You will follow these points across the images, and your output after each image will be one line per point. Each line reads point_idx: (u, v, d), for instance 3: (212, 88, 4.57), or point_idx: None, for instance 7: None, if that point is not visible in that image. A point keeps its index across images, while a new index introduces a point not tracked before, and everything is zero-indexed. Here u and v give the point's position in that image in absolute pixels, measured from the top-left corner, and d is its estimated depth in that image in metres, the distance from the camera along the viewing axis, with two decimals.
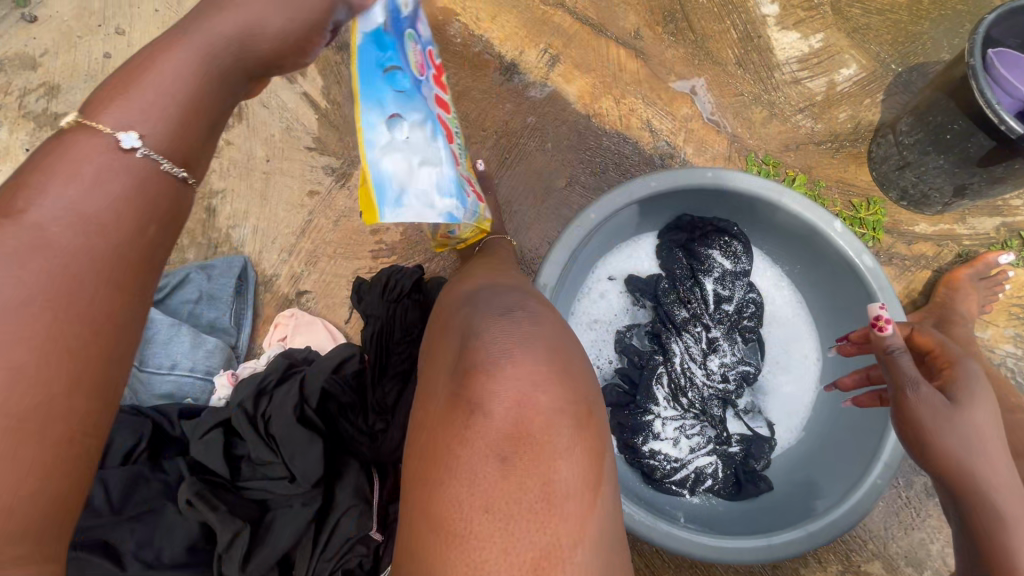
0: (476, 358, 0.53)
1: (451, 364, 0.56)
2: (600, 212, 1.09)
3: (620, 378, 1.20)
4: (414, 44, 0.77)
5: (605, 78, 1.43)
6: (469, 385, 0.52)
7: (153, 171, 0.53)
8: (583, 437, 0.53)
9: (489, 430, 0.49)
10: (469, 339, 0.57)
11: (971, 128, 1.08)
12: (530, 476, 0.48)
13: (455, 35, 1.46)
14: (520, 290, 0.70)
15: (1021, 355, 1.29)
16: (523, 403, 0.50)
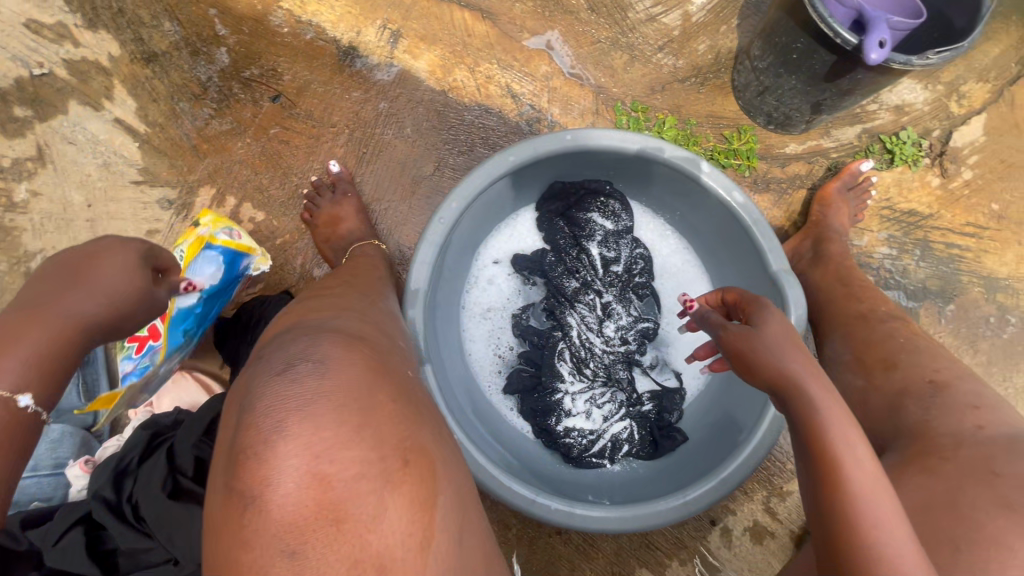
0: (247, 437, 0.42)
1: (227, 447, 0.44)
2: (462, 199, 1.01)
3: (524, 362, 1.17)
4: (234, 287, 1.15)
5: (454, 48, 1.32)
6: (240, 475, 0.40)
7: (20, 419, 0.63)
8: (401, 486, 0.43)
9: (271, 525, 0.39)
10: (242, 411, 0.44)
11: (812, 45, 1.07)
12: (329, 559, 0.39)
13: (281, 25, 1.30)
14: (343, 316, 0.60)
15: (897, 254, 1.35)
16: (310, 476, 0.40)
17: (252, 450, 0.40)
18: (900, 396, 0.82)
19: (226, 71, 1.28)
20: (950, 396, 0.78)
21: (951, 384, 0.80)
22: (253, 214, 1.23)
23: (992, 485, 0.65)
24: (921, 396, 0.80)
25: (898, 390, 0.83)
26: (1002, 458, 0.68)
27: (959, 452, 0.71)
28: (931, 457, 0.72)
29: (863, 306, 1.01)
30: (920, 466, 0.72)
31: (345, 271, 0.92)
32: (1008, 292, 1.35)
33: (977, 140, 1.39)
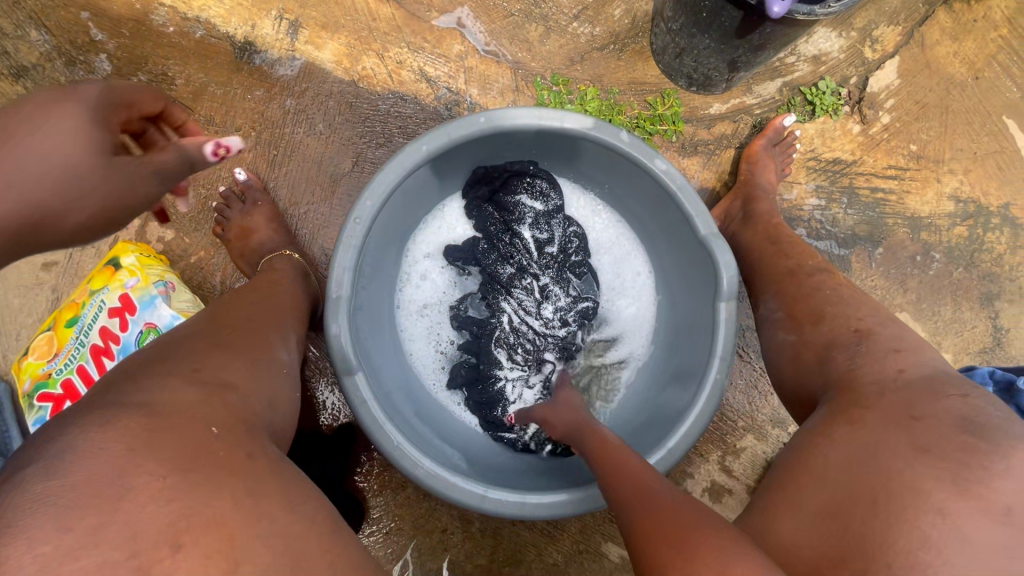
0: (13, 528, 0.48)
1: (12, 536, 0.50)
2: (376, 195, 0.95)
3: (467, 355, 1.15)
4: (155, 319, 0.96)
5: (359, 34, 1.25)
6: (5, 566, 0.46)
7: None
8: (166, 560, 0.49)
9: None
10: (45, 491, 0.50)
11: (719, 2, 1.05)
12: None
13: (166, 25, 1.20)
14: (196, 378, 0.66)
15: (826, 205, 1.37)
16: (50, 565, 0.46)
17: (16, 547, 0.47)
18: (828, 347, 0.81)
19: (110, 80, 1.18)
20: (873, 343, 0.76)
21: (875, 331, 0.79)
22: (161, 232, 1.14)
23: (910, 429, 0.61)
24: (847, 346, 0.79)
25: (826, 343, 0.82)
26: (923, 402, 0.64)
27: (883, 399, 0.67)
28: (857, 408, 0.68)
29: (790, 264, 1.02)
30: (845, 418, 0.68)
31: (237, 299, 0.87)
32: (932, 229, 1.39)
33: (892, 83, 1.42)
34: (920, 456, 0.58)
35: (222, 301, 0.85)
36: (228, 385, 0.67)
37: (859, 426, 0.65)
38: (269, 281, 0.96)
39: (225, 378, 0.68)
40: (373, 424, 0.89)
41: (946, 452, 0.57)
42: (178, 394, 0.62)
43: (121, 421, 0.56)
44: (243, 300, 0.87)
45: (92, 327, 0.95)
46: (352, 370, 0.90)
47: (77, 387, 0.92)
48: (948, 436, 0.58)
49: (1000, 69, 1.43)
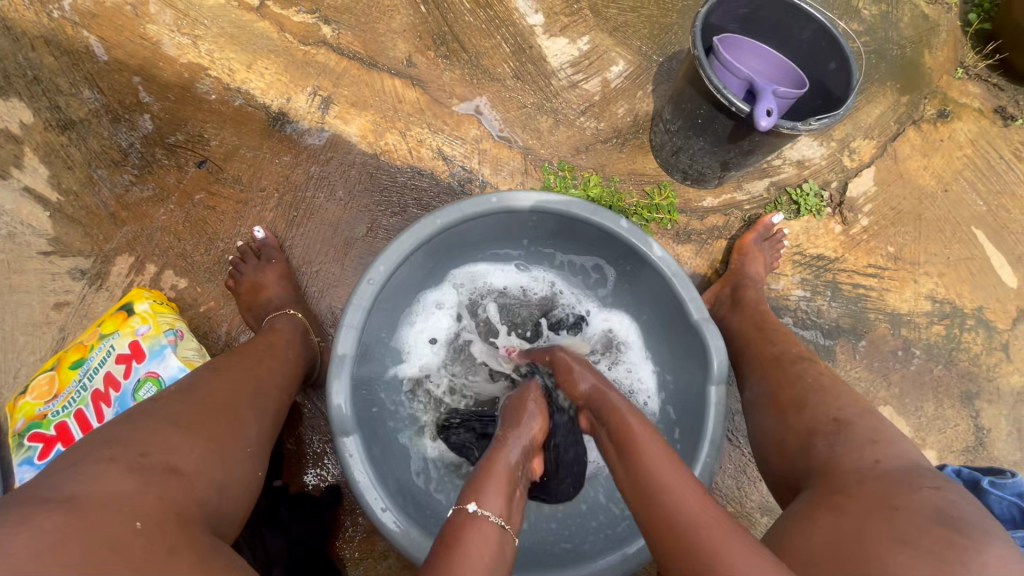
0: (168, 457, 0.62)
1: (137, 441, 0.62)
2: (388, 264, 1.00)
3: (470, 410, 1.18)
4: (160, 375, 0.95)
5: (384, 113, 1.36)
6: (159, 469, 0.60)
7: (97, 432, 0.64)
8: (215, 455, 0.66)
9: (162, 478, 0.59)
10: (148, 447, 0.62)
11: (713, 112, 1.17)
12: (166, 480, 0.59)
13: (209, 93, 1.30)
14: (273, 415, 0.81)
15: (811, 296, 1.46)
16: (186, 478, 0.61)
17: (177, 471, 0.61)
18: (809, 435, 0.82)
19: (150, 137, 1.26)
20: (852, 433, 0.78)
21: (852, 421, 0.80)
22: (175, 280, 1.19)
23: (892, 519, 0.61)
24: (826, 434, 0.80)
25: (807, 430, 0.83)
26: (902, 493, 0.64)
27: (862, 486, 0.67)
28: (837, 494, 0.68)
29: (776, 349, 1.04)
30: (827, 506, 0.67)
31: (226, 362, 0.85)
32: (911, 326, 1.47)
33: (869, 190, 1.54)
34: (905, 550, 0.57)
35: (221, 361, 0.85)
36: (175, 470, 0.61)
37: (844, 514, 0.65)
38: (264, 346, 0.95)
39: (174, 462, 0.62)
40: (363, 487, 0.90)
41: (926, 546, 0.57)
42: (114, 484, 0.56)
43: (39, 513, 0.50)
44: (235, 363, 0.85)
45: (98, 371, 0.95)
46: (349, 433, 0.92)
47: (73, 430, 0.91)
48: (925, 529, 0.58)
49: (966, 184, 1.59)
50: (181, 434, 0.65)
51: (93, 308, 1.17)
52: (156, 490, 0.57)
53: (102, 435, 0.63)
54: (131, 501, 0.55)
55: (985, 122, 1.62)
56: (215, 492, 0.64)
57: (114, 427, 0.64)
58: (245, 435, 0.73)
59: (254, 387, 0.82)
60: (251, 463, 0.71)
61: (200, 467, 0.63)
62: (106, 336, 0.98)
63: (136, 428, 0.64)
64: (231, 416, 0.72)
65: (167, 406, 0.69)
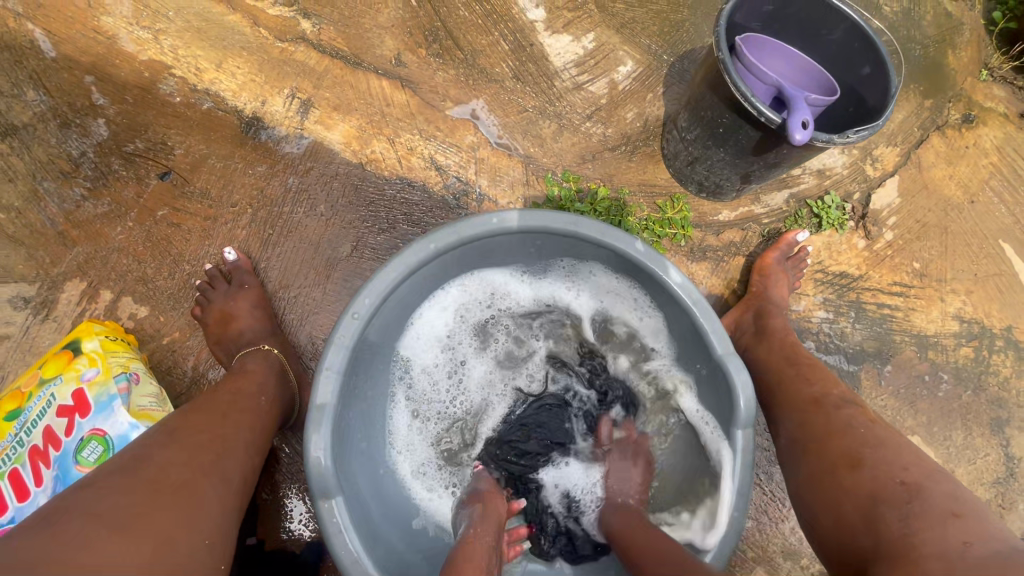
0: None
1: (60, 552, 0.49)
2: (374, 296, 0.87)
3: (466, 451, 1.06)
4: (108, 430, 0.81)
5: (371, 117, 1.22)
6: None
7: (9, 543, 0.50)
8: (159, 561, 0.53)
9: None
10: (70, 562, 0.49)
11: (737, 122, 1.06)
12: None
13: (173, 94, 1.16)
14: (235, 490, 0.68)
15: (834, 317, 1.36)
16: None
17: None
18: (872, 503, 0.70)
19: (105, 145, 1.12)
20: (929, 503, 0.66)
21: (925, 487, 0.69)
22: (134, 309, 1.05)
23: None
24: (892, 503, 0.68)
25: (870, 495, 0.71)
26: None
27: None
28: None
29: (813, 389, 0.93)
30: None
31: (183, 421, 0.72)
32: (938, 348, 1.37)
33: (894, 201, 1.44)
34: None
35: (175, 421, 0.72)
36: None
37: None
38: (230, 394, 0.82)
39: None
40: (348, 557, 0.79)
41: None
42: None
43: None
44: (193, 422, 0.72)
45: (36, 424, 0.82)
46: (332, 495, 0.80)
47: (6, 497, 0.78)
48: None
49: (993, 195, 1.49)
50: (116, 544, 0.52)
51: (39, 341, 1.02)
52: None
53: (4, 555, 0.48)
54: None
55: (1012, 128, 1.52)
56: None
57: (18, 541, 0.50)
58: (202, 528, 0.60)
59: (215, 454, 0.69)
60: (208, 563, 0.58)
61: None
62: (47, 381, 0.85)
63: (56, 538, 0.50)
64: (182, 503, 0.60)
65: (100, 497, 0.56)
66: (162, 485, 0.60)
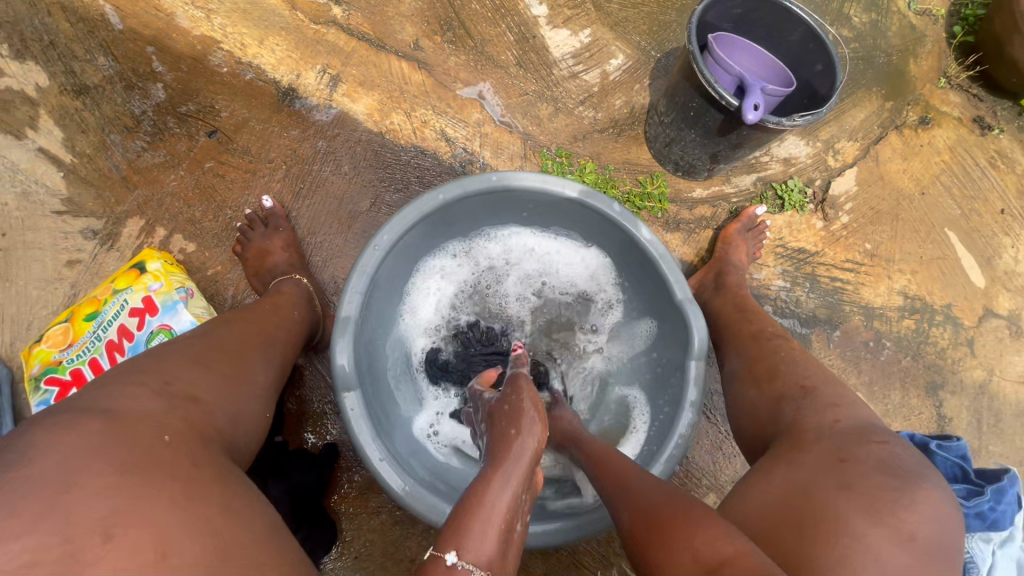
0: (189, 389, 0.65)
1: (155, 371, 0.65)
2: (392, 234, 1.05)
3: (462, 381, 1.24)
4: (172, 328, 1.00)
5: (392, 93, 1.40)
6: (180, 401, 0.62)
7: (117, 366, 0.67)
8: (224, 391, 0.69)
9: (187, 407, 0.62)
10: (167, 380, 0.64)
11: (704, 106, 1.24)
12: (186, 409, 0.62)
13: (221, 65, 1.34)
14: (276, 368, 0.84)
15: (791, 287, 1.54)
16: (202, 410, 0.64)
17: (194, 399, 0.64)
18: (779, 402, 0.88)
19: (162, 106, 1.30)
20: (816, 398, 0.82)
21: (818, 388, 0.85)
22: (184, 244, 1.24)
23: (839, 470, 0.66)
24: (794, 399, 0.85)
25: (777, 396, 0.88)
26: (850, 448, 0.69)
27: (818, 442, 0.72)
28: (793, 451, 0.73)
29: (753, 328, 1.10)
30: (782, 461, 0.73)
31: (237, 314, 0.89)
32: (883, 319, 1.55)
33: (851, 189, 1.63)
34: (844, 493, 0.63)
35: (226, 316, 0.88)
36: (195, 399, 0.64)
37: (798, 465, 0.70)
38: (270, 304, 0.99)
39: (195, 391, 0.65)
40: (363, 438, 0.96)
41: (863, 488, 0.63)
42: (143, 404, 0.59)
43: (79, 424, 0.53)
44: (244, 317, 0.89)
45: (112, 323, 1.00)
46: (352, 389, 0.98)
47: (87, 377, 0.97)
48: (867, 475, 0.64)
49: (942, 188, 1.67)
50: (200, 370, 0.69)
51: (103, 267, 1.21)
52: (180, 413, 0.61)
53: (126, 367, 0.65)
54: (155, 420, 0.58)
55: (963, 130, 1.70)
56: (227, 422, 0.67)
57: (134, 361, 0.67)
58: (255, 377, 0.77)
59: (260, 338, 0.85)
60: (260, 402, 0.75)
61: (215, 398, 0.67)
62: (119, 291, 1.02)
63: (158, 362, 0.67)
64: (236, 358, 0.76)
65: (178, 348, 0.72)
66: (223, 347, 0.76)
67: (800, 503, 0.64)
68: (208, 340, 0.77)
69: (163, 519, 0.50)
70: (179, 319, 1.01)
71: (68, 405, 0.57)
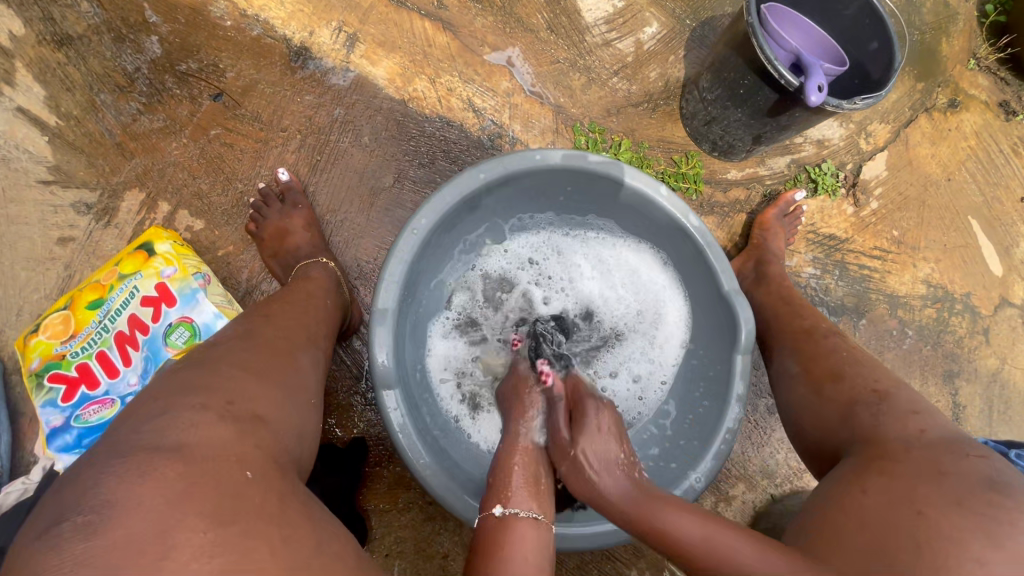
0: (255, 407, 0.58)
1: (212, 387, 0.57)
2: (430, 216, 0.97)
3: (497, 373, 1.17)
4: (191, 319, 0.91)
5: (414, 57, 1.28)
6: (247, 422, 0.55)
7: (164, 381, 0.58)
8: (285, 405, 0.62)
9: (257, 431, 0.55)
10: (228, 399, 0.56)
11: (757, 83, 1.16)
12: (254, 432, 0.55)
13: (223, 18, 1.19)
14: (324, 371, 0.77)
15: (820, 275, 1.54)
16: (269, 430, 0.57)
17: (259, 417, 0.57)
18: (852, 405, 0.85)
19: (158, 62, 1.16)
20: (894, 404, 0.82)
21: (892, 393, 0.84)
22: (190, 222, 1.13)
23: (941, 484, 0.66)
24: (869, 403, 0.84)
25: (848, 401, 0.87)
26: (948, 460, 0.69)
27: (911, 454, 0.72)
28: (885, 460, 0.73)
29: (806, 323, 1.07)
30: (876, 469, 0.72)
31: (272, 307, 0.81)
32: (907, 308, 1.56)
33: (881, 174, 1.59)
34: (955, 510, 0.62)
35: (266, 309, 0.79)
36: (261, 418, 0.57)
37: (892, 477, 0.70)
38: (304, 293, 0.90)
39: (258, 408, 0.58)
40: (405, 440, 0.89)
41: (977, 507, 0.61)
42: (211, 431, 0.52)
43: (153, 463, 0.46)
44: (283, 311, 0.80)
45: (121, 312, 0.90)
46: (392, 387, 0.91)
47: (97, 373, 0.88)
48: (975, 490, 0.63)
49: (968, 175, 1.63)
50: (256, 381, 0.61)
51: (100, 246, 1.09)
52: (253, 439, 0.54)
53: (178, 381, 0.58)
54: (230, 449, 0.51)
55: (990, 115, 1.65)
56: (293, 439, 0.61)
57: (180, 375, 0.59)
58: (309, 386, 0.69)
59: (307, 337, 0.77)
60: (317, 413, 0.68)
61: (279, 414, 0.60)
62: (126, 276, 0.92)
63: (210, 373, 0.59)
64: (290, 365, 0.68)
65: (228, 356, 0.64)
66: (274, 352, 0.68)
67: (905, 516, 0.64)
68: (254, 343, 0.69)
69: (268, 571, 0.44)
70: (197, 309, 0.92)
71: (124, 435, 0.50)
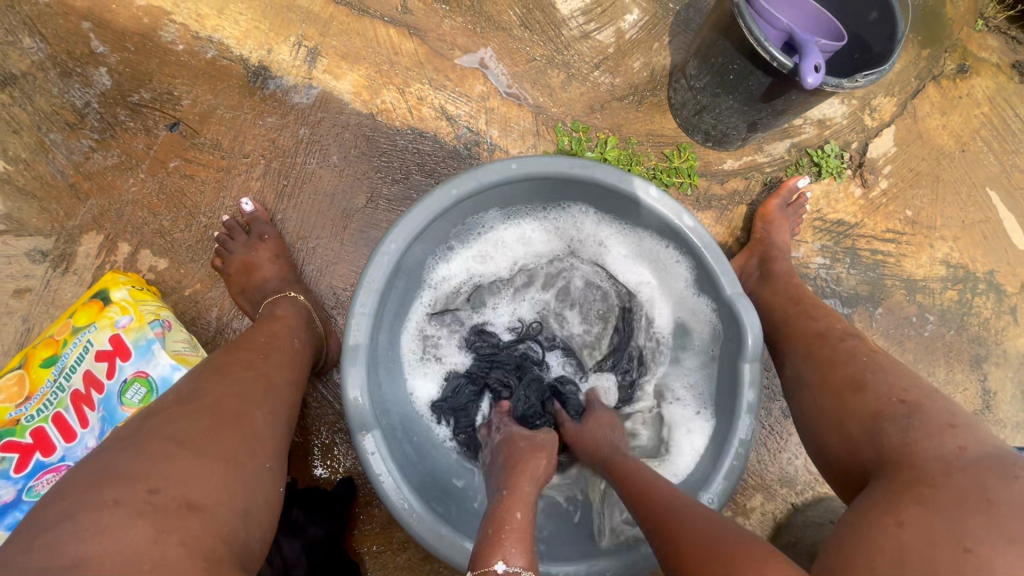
0: (187, 492, 0.54)
1: (141, 475, 0.53)
2: (400, 240, 0.89)
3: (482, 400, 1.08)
4: (149, 373, 0.86)
5: (380, 67, 1.20)
6: (174, 515, 0.51)
7: (94, 469, 0.54)
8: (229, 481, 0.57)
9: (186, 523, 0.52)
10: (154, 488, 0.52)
11: (748, 67, 1.07)
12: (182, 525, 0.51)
13: (175, 42, 1.12)
14: (283, 425, 0.71)
15: (830, 263, 1.45)
16: (204, 520, 0.53)
17: (190, 505, 0.53)
18: (875, 418, 0.78)
19: (109, 95, 1.10)
20: (926, 417, 0.73)
21: (923, 403, 0.76)
22: (153, 261, 1.07)
23: (987, 517, 0.57)
24: (896, 417, 0.76)
25: (871, 414, 0.79)
26: (997, 483, 0.61)
27: (951, 478, 0.64)
28: (921, 484, 0.65)
29: (818, 326, 0.99)
30: (912, 498, 0.64)
31: (226, 357, 0.74)
32: (925, 292, 1.46)
33: (890, 151, 1.49)
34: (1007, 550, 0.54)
35: (220, 361, 0.73)
36: (193, 506, 0.53)
37: (933, 507, 0.61)
38: (266, 336, 0.83)
39: (190, 496, 0.54)
40: (387, 486, 0.83)
41: None
42: (128, 536, 0.48)
43: None
44: (237, 361, 0.74)
45: (76, 369, 0.85)
46: (369, 429, 0.84)
47: (53, 438, 0.82)
48: None
49: (983, 144, 1.52)
50: (193, 459, 0.56)
51: (60, 294, 1.04)
52: (177, 537, 0.50)
53: (105, 467, 0.54)
54: (148, 556, 0.48)
55: (1004, 78, 1.53)
56: (238, 518, 0.56)
57: (107, 460, 0.55)
58: (262, 449, 0.64)
59: (265, 390, 0.71)
60: (273, 480, 0.62)
61: (219, 496, 0.56)
62: (80, 329, 0.87)
63: (137, 455, 0.55)
64: (241, 430, 0.63)
65: (166, 427, 0.59)
66: (221, 415, 0.63)
67: (948, 557, 0.56)
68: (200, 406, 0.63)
69: None
70: (156, 361, 0.87)
71: (34, 547, 0.46)
